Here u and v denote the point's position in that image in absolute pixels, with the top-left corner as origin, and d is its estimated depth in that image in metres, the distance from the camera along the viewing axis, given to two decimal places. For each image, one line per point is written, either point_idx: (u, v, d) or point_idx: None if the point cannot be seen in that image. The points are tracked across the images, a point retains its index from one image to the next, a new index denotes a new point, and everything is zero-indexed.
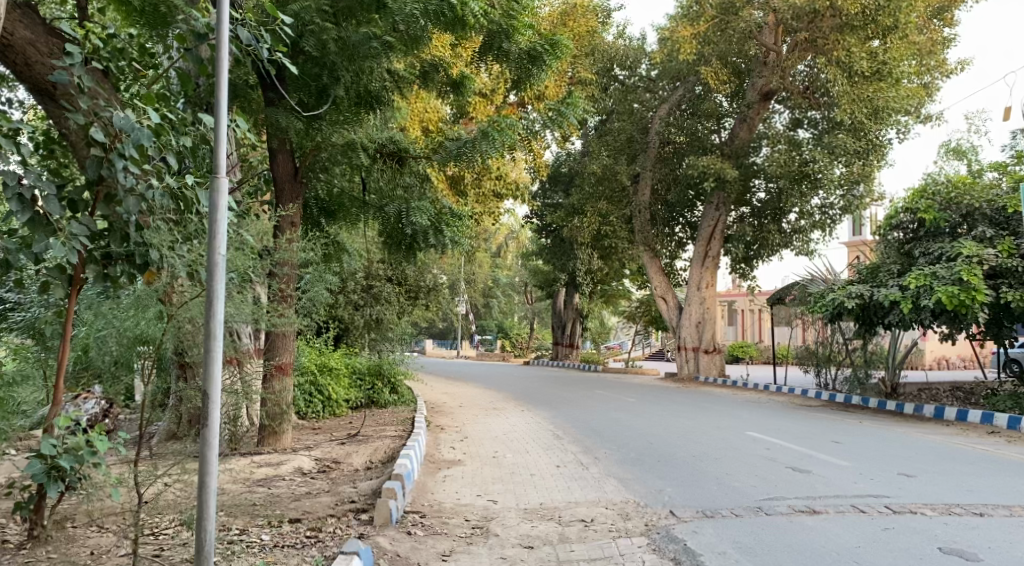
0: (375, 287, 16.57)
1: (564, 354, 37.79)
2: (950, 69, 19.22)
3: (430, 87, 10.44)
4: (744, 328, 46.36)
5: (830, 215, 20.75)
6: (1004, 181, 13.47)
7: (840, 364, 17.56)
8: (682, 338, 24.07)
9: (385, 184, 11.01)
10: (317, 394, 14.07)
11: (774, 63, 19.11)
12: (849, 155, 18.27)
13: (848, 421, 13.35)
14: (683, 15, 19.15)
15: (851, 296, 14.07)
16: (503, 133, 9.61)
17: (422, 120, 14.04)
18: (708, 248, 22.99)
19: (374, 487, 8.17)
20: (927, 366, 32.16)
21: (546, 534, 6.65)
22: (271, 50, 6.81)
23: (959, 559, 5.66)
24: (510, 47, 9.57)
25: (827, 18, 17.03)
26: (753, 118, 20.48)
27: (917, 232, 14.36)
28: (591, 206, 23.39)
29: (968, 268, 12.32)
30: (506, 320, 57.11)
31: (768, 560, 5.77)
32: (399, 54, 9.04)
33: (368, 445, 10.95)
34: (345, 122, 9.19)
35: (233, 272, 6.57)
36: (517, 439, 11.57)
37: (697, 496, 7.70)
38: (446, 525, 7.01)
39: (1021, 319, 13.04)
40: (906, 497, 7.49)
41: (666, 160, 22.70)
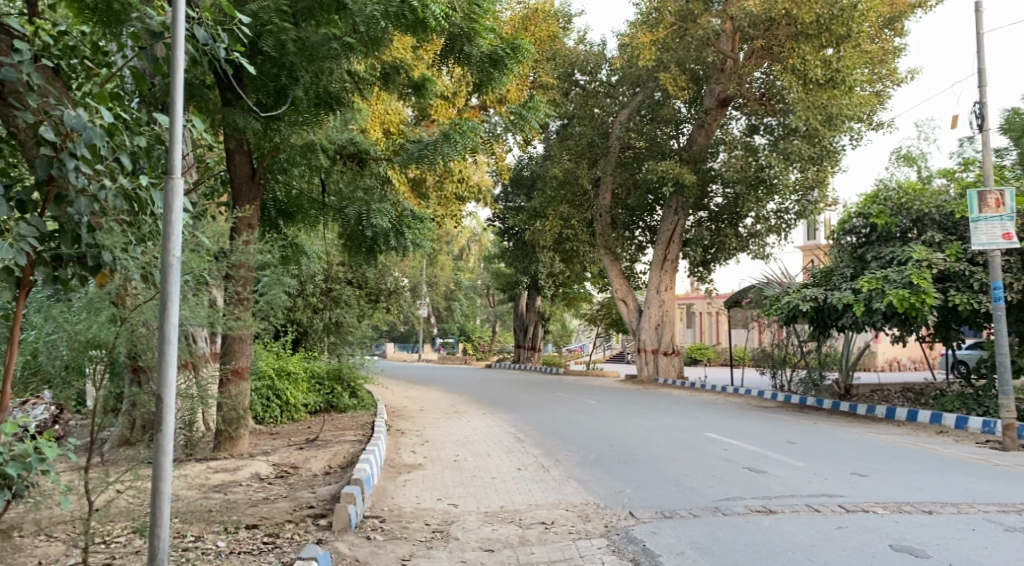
0: (335, 290, 16.86)
1: (525, 358, 37.95)
2: (900, 78, 19.70)
3: (390, 89, 10.37)
4: (703, 330, 47.04)
5: (786, 220, 21.20)
6: (953, 187, 13.77)
7: (795, 365, 17.92)
8: (641, 340, 24.26)
9: (345, 186, 10.72)
10: (275, 399, 13.89)
11: (731, 70, 19.53)
12: (804, 161, 18.64)
13: (802, 422, 13.64)
14: (641, 21, 19.27)
15: (805, 299, 14.34)
16: (465, 136, 9.58)
17: (383, 121, 13.98)
18: (666, 251, 23.13)
19: (334, 492, 8.10)
20: (878, 368, 32.95)
21: (506, 537, 6.66)
22: (230, 48, 6.80)
23: (909, 555, 5.79)
24: (471, 50, 9.56)
25: (782, 26, 17.38)
26: (710, 124, 20.81)
27: (869, 236, 14.70)
28: (552, 210, 23.56)
29: (917, 272, 12.65)
30: (468, 323, 57.09)
31: (725, 560, 5.84)
32: (360, 55, 8.97)
33: (327, 449, 10.86)
34: (304, 123, 9.08)
35: (189, 274, 6.51)
36: (479, 442, 11.57)
37: (655, 497, 7.81)
38: (406, 529, 6.97)
39: (969, 321, 13.41)
40: (859, 497, 7.63)
41: (627, 165, 23.15)
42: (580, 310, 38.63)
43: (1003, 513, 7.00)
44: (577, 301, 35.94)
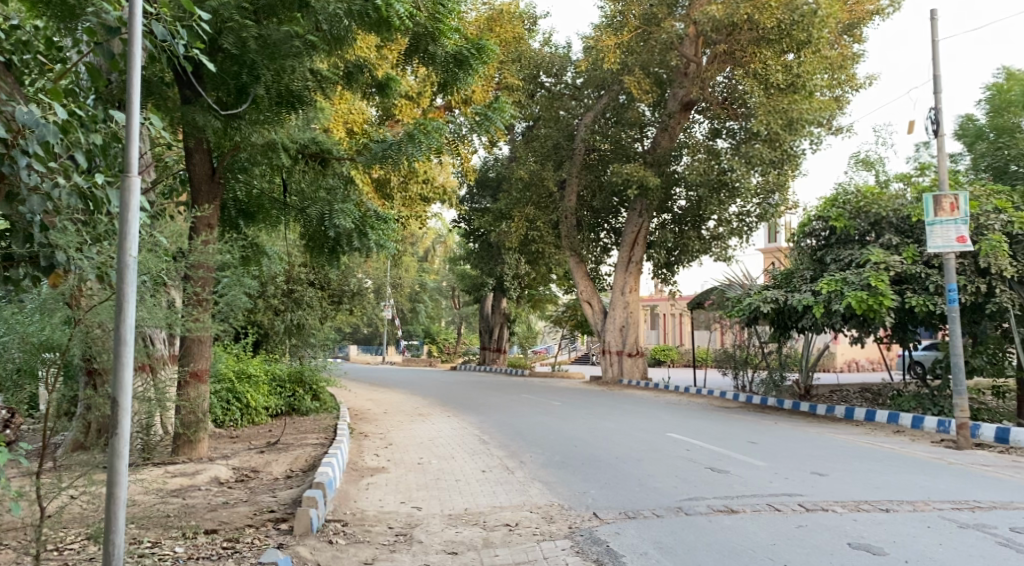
0: (296, 292, 16.56)
1: (491, 359, 37.93)
2: (859, 84, 20.08)
3: (353, 87, 10.23)
4: (666, 332, 47.46)
5: (747, 223, 21.51)
6: (909, 191, 14.02)
7: (757, 366, 18.18)
8: (607, 341, 24.44)
9: (307, 185, 10.69)
10: (235, 402, 13.68)
11: (694, 74, 19.78)
12: (765, 165, 18.66)
13: (763, 422, 13.80)
14: (606, 24, 19.40)
15: (766, 300, 14.50)
16: (430, 136, 9.51)
17: (347, 121, 13.89)
18: (631, 254, 23.30)
19: (295, 496, 8.00)
20: (837, 369, 33.60)
21: (470, 540, 6.63)
22: (190, 45, 6.71)
23: (867, 553, 5.88)
24: (436, 50, 9.50)
25: (744, 32, 17.69)
26: (674, 127, 21.03)
27: (829, 239, 14.96)
28: (518, 211, 23.46)
29: (876, 274, 12.88)
30: (434, 325, 56.85)
31: (688, 560, 5.87)
32: (323, 53, 8.86)
33: (288, 453, 10.72)
34: (266, 121, 8.96)
35: (146, 275, 6.40)
36: (444, 444, 11.51)
37: (619, 497, 7.85)
38: (369, 533, 6.90)
39: (924, 323, 13.72)
40: (819, 495, 7.74)
41: (592, 168, 23.21)
42: (546, 312, 38.74)
43: (956, 511, 7.16)
44: (543, 302, 36.04)
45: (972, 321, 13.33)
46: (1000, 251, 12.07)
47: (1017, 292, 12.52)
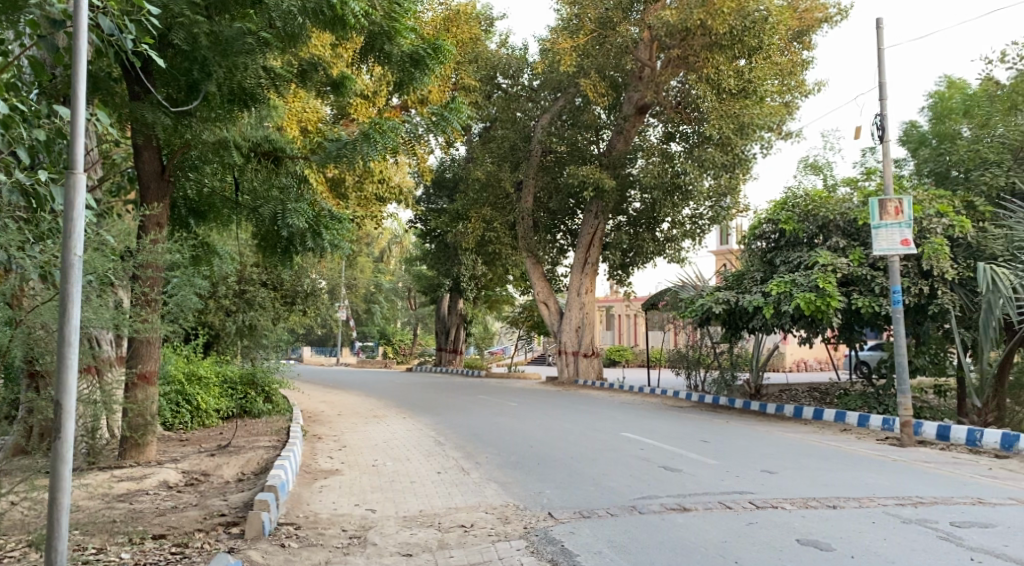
0: (249, 293, 16.25)
1: (448, 361, 37.85)
2: (808, 90, 20.51)
3: (307, 86, 10.11)
4: (621, 332, 47.92)
5: (700, 225, 21.83)
6: (856, 195, 14.35)
7: (709, 366, 18.47)
8: (562, 342, 24.61)
9: (260, 184, 10.41)
10: (185, 405, 13.45)
11: (649, 78, 20.04)
12: (717, 168, 18.97)
13: (715, 421, 13.99)
14: (562, 27, 19.51)
15: (718, 301, 14.70)
16: (386, 136, 9.41)
17: (300, 120, 13.73)
18: (586, 256, 23.53)
19: (247, 499, 7.89)
20: (787, 368, 34.39)
21: (424, 542, 6.61)
22: (138, 40, 6.60)
23: (815, 548, 6.02)
24: (392, 49, 9.42)
25: (697, 37, 17.90)
26: (629, 130, 21.31)
27: (778, 241, 15.21)
28: (475, 212, 23.44)
29: (823, 276, 13.20)
30: (389, 326, 56.61)
31: (642, 559, 5.93)
32: (276, 50, 8.76)
33: (240, 456, 10.55)
34: (217, 119, 8.84)
35: (92, 274, 6.25)
36: (398, 446, 11.44)
37: (573, 496, 7.90)
38: (322, 536, 6.83)
39: (870, 324, 14.09)
40: (768, 493, 7.89)
41: (548, 169, 23.18)
42: (501, 312, 38.58)
43: (900, 506, 7.36)
44: (499, 303, 36.09)
45: (915, 321, 13.72)
46: (942, 254, 12.46)
47: (957, 294, 12.95)
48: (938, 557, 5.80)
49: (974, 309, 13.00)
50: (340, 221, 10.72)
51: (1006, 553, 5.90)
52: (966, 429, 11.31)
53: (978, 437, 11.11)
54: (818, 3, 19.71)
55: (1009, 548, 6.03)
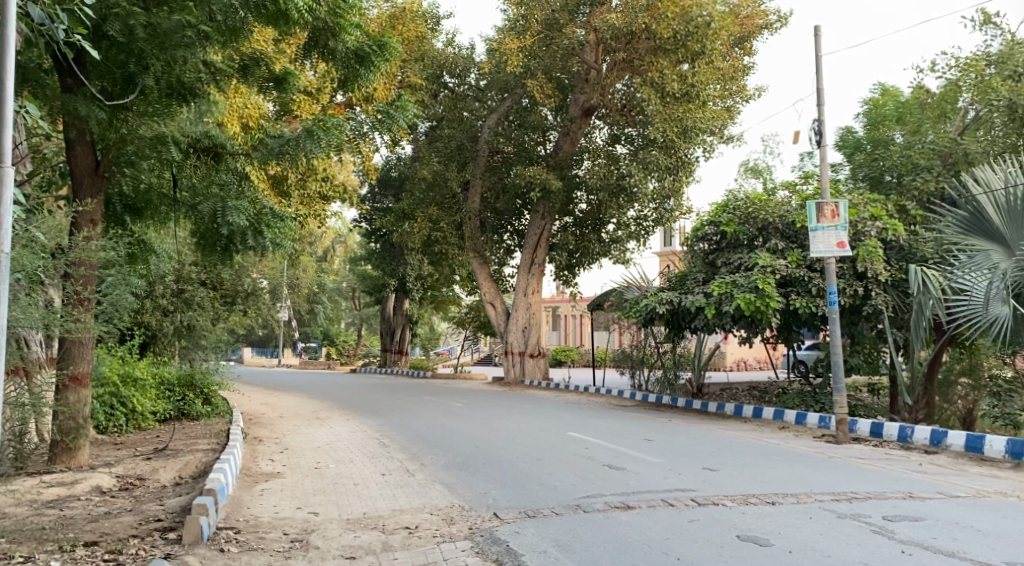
0: (187, 292, 15.83)
1: (392, 362, 37.60)
2: (749, 95, 20.99)
3: (248, 82, 9.88)
4: (567, 333, 48.29)
5: (644, 227, 22.19)
6: (794, 199, 14.62)
7: (652, 366, 18.73)
8: (509, 343, 24.66)
9: (199, 181, 10.11)
10: (120, 407, 13.03)
11: (595, 81, 20.18)
12: (661, 171, 19.23)
13: (658, 420, 14.18)
14: (510, 27, 19.50)
15: (662, 301, 14.89)
16: (329, 133, 9.26)
17: (241, 116, 13.51)
18: (533, 256, 23.68)
19: (184, 504, 7.69)
20: (727, 367, 35.12)
21: (368, 544, 6.54)
22: (70, 31, 6.35)
23: (754, 544, 6.14)
24: (336, 46, 9.29)
25: (642, 40, 18.18)
26: (575, 132, 21.50)
27: (720, 243, 15.45)
28: (421, 211, 23.21)
29: (763, 277, 13.50)
30: (332, 327, 56.01)
31: (587, 557, 5.96)
32: (217, 44, 8.59)
33: (177, 459, 10.27)
34: (154, 114, 8.69)
35: (20, 272, 6.03)
36: (342, 448, 11.29)
37: (518, 496, 7.91)
38: (263, 540, 6.70)
39: (808, 324, 14.44)
40: (709, 490, 8.04)
41: (495, 170, 23.38)
42: (449, 312, 38.49)
43: (835, 502, 7.57)
44: (445, 303, 35.98)
45: (851, 322, 14.12)
46: (876, 256, 12.91)
47: (890, 295, 13.42)
48: (871, 550, 5.98)
49: (905, 309, 13.47)
50: (282, 218, 10.49)
51: (935, 545, 6.12)
52: (898, 426, 11.71)
53: (909, 433, 11.50)
54: (759, 9, 20.15)
55: (938, 540, 6.25)
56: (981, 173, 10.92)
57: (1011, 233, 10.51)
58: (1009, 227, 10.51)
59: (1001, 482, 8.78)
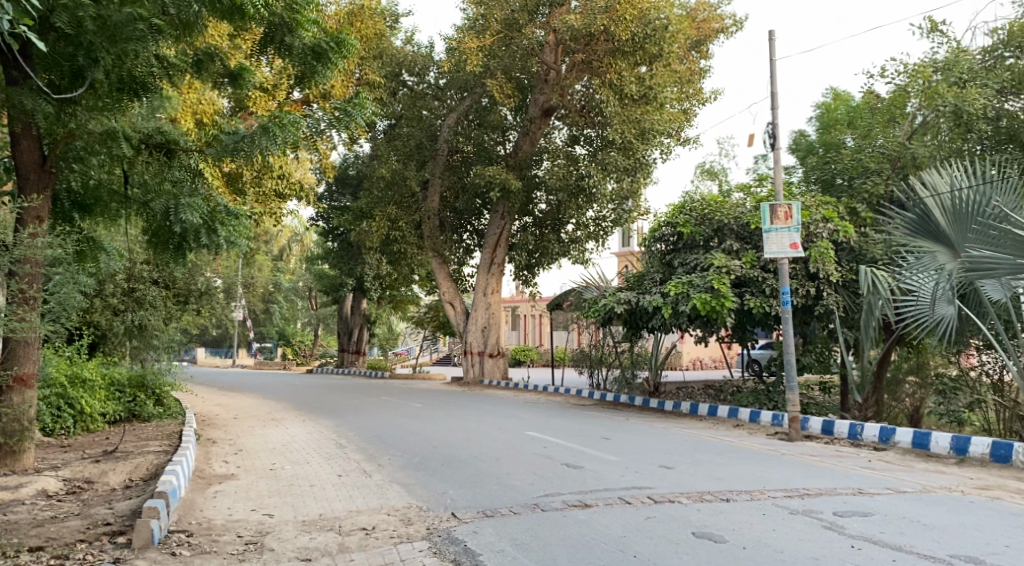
0: (138, 291, 15.46)
1: (350, 362, 37.34)
2: (705, 98, 21.26)
3: (201, 77, 9.64)
4: (526, 333, 48.45)
5: (603, 227, 22.36)
6: (748, 200, 14.84)
7: (610, 365, 18.90)
8: (468, 342, 24.62)
9: (151, 178, 9.92)
10: (68, 409, 12.67)
11: (554, 81, 20.30)
12: (619, 172, 19.40)
13: (616, 418, 14.30)
14: (469, 27, 19.48)
15: (620, 301, 15.05)
16: (285, 130, 9.05)
17: (195, 112, 13.30)
18: (492, 256, 23.74)
19: (135, 507, 7.53)
20: (684, 366, 35.60)
21: (324, 546, 6.47)
22: (16, 22, 6.11)
23: (709, 541, 6.23)
24: (293, 42, 9.13)
25: (601, 42, 18.27)
26: (535, 132, 21.60)
27: (677, 244, 15.64)
28: (380, 210, 23.01)
29: (718, 277, 13.70)
30: (288, 327, 55.34)
31: (545, 556, 5.97)
32: (169, 39, 8.40)
33: (127, 462, 10.04)
34: (104, 108, 8.60)
35: None
36: (297, 449, 11.14)
37: (476, 496, 7.90)
38: (215, 542, 6.59)
39: (761, 323, 14.69)
40: (666, 488, 8.13)
41: (455, 169, 23.28)
42: (408, 312, 38.31)
43: (788, 498, 7.72)
44: (404, 303, 35.82)
45: (803, 322, 14.45)
46: (827, 257, 13.23)
47: (841, 295, 13.76)
48: (821, 545, 6.11)
49: (855, 309, 13.81)
50: (237, 217, 10.18)
51: (883, 539, 6.27)
52: (848, 424, 11.98)
53: (859, 431, 11.79)
54: (715, 13, 20.47)
55: (886, 534, 6.40)
56: (928, 177, 11.22)
57: (955, 235, 10.80)
58: (955, 229, 10.78)
59: (946, 477, 9.03)
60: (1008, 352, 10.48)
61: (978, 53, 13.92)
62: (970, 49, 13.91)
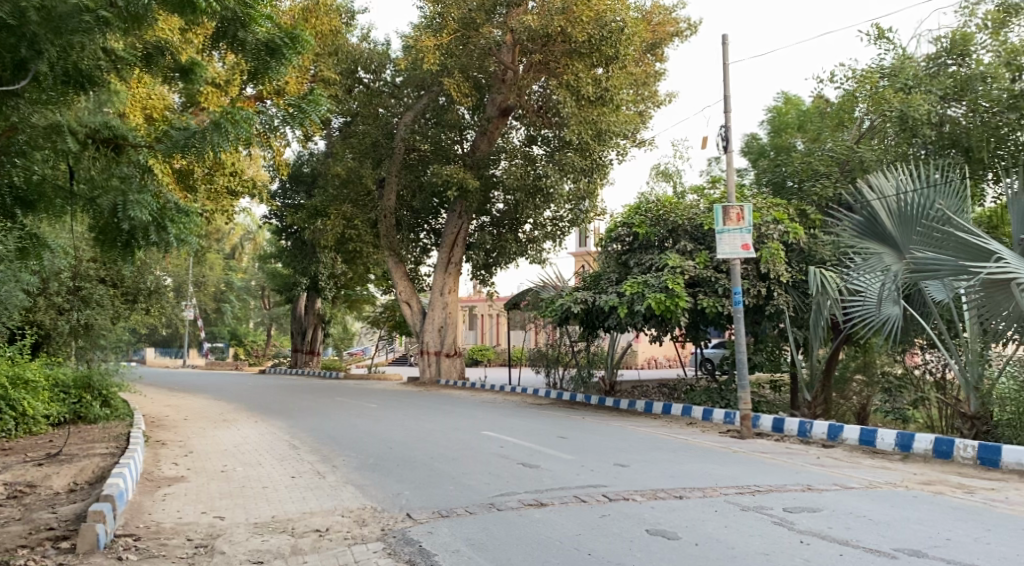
0: (84, 290, 15.12)
1: (304, 362, 36.95)
2: (660, 101, 21.54)
3: (151, 71, 9.42)
4: (483, 333, 48.54)
5: (560, 227, 22.50)
6: (702, 202, 15.08)
7: (567, 364, 19.02)
8: (425, 342, 24.52)
9: (98, 174, 9.21)
10: (8, 411, 12.32)
11: (511, 81, 20.37)
12: (577, 173, 19.62)
13: (572, 417, 14.38)
14: (425, 25, 19.40)
15: (577, 301, 15.14)
16: (238, 126, 8.87)
17: (145, 106, 13.09)
18: (450, 255, 23.69)
19: (79, 511, 7.35)
20: (639, 365, 36.08)
21: (277, 548, 6.39)
22: None
23: (662, 538, 6.31)
24: (246, 36, 8.75)
25: (558, 43, 18.30)
26: (492, 132, 21.70)
27: (632, 244, 15.78)
28: (335, 208, 22.81)
29: (673, 277, 13.88)
30: (241, 327, 54.54)
31: (500, 556, 5.97)
32: (117, 31, 8.14)
33: (72, 464, 9.79)
34: (48, 102, 8.28)
35: None
36: (249, 451, 10.97)
37: (431, 496, 7.89)
38: (164, 546, 6.47)
39: (714, 323, 14.92)
40: (620, 485, 8.22)
41: (411, 168, 23.10)
42: (363, 312, 38.06)
43: (739, 494, 7.85)
44: (359, 302, 35.54)
45: (754, 321, 14.75)
46: (778, 257, 13.51)
47: (791, 295, 14.11)
48: (771, 541, 6.22)
49: (805, 309, 14.17)
50: (187, 213, 9.49)
51: (831, 534, 6.41)
52: (798, 421, 12.23)
53: (808, 428, 12.03)
54: (670, 17, 20.71)
55: (834, 529, 6.55)
56: (874, 180, 11.48)
57: (901, 237, 11.07)
58: (902, 232, 11.04)
59: (890, 473, 9.28)
60: (950, 350, 10.80)
61: (923, 60, 14.32)
62: (914, 57, 14.35)
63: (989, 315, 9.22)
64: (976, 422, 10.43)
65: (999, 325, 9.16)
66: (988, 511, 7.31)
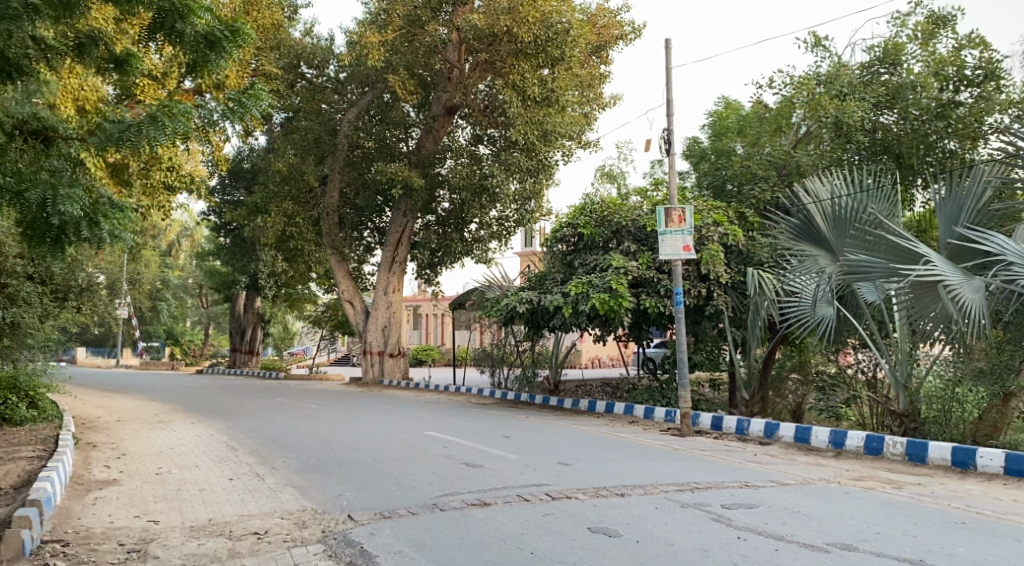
0: (10, 287, 14.30)
1: (243, 362, 36.29)
2: (605, 103, 21.77)
3: (84, 62, 8.95)
4: (428, 333, 48.39)
5: (506, 227, 22.63)
6: (645, 203, 15.31)
7: (511, 364, 19.04)
8: (367, 342, 24.28)
9: (25, 166, 8.62)
10: None
11: (457, 80, 20.28)
12: (522, 173, 19.82)
13: (516, 417, 14.40)
14: (369, 21, 19.17)
15: (522, 301, 15.18)
16: (176, 120, 8.61)
17: (76, 97, 12.76)
18: (394, 254, 23.50)
19: (4, 518, 7.06)
20: (582, 364, 36.58)
21: (213, 552, 6.25)
22: None
23: (604, 535, 6.38)
24: (184, 28, 8.43)
25: (503, 43, 18.32)
26: (438, 130, 21.59)
27: (577, 244, 15.90)
28: (275, 206, 22.24)
29: (616, 278, 14.04)
30: (177, 326, 53.25)
31: (442, 556, 5.95)
32: (47, 19, 7.74)
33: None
34: None
35: None
36: (186, 453, 10.69)
37: (373, 497, 7.81)
38: (95, 552, 6.26)
39: (657, 323, 15.10)
40: (563, 484, 8.26)
41: (355, 165, 22.96)
42: (305, 310, 37.48)
43: (679, 491, 7.98)
44: (301, 302, 34.98)
45: (694, 321, 15.06)
46: (717, 259, 13.79)
47: (729, 296, 14.41)
48: (709, 537, 6.34)
49: (743, 310, 14.46)
50: (121, 209, 9.00)
51: (767, 530, 6.56)
52: (736, 419, 12.48)
53: (745, 426, 12.28)
54: (615, 20, 20.94)
55: (770, 525, 6.71)
56: (811, 184, 11.75)
57: (836, 240, 11.40)
58: (837, 235, 11.37)
59: (824, 469, 9.54)
60: (880, 350, 11.11)
61: (857, 68, 14.74)
62: (850, 65, 14.78)
63: (918, 316, 9.51)
64: (905, 419, 10.78)
65: (927, 326, 9.46)
66: (915, 505, 7.56)
